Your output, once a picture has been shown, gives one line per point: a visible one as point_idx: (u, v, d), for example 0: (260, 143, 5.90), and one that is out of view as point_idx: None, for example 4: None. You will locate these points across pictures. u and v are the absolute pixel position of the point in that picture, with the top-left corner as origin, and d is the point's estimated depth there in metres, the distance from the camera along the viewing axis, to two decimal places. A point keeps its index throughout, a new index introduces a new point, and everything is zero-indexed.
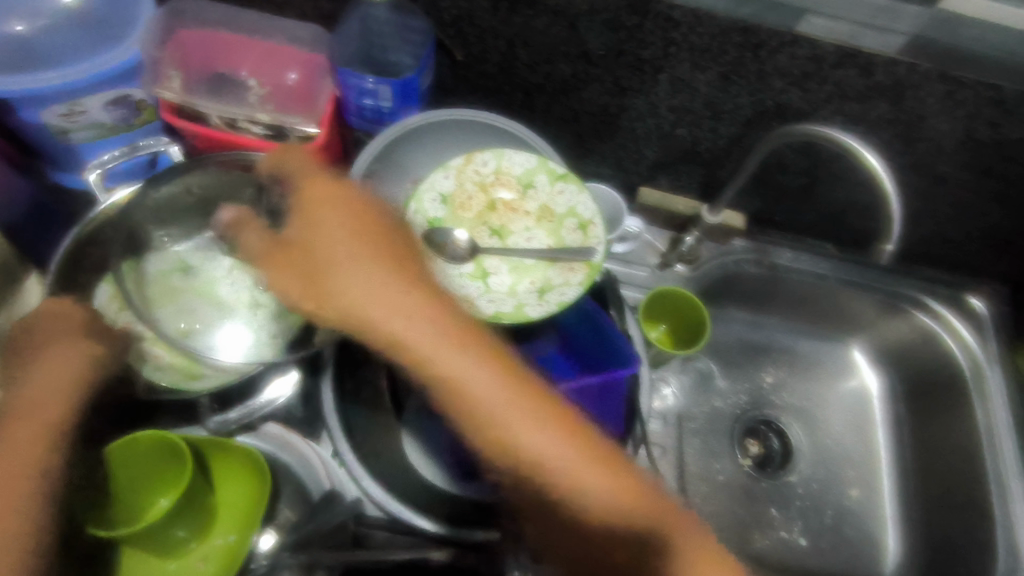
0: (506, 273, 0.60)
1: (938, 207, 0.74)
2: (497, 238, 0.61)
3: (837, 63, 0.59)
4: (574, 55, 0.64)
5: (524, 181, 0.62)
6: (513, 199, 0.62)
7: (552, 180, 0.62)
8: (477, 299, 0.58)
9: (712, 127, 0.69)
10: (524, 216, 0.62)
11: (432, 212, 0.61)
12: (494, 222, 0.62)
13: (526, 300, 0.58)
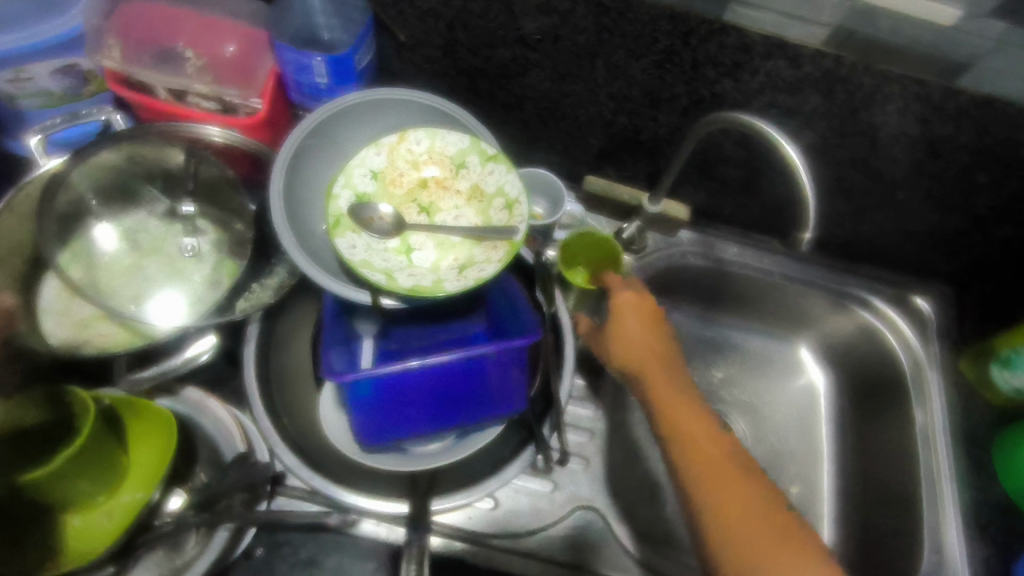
0: (430, 248, 0.61)
1: (879, 206, 0.75)
2: (425, 215, 0.62)
3: (766, 53, 0.61)
4: (513, 40, 0.65)
5: (456, 160, 0.62)
6: (445, 178, 0.62)
7: (483, 160, 0.61)
8: (397, 272, 0.58)
9: (651, 116, 0.69)
10: (454, 195, 0.62)
11: (360, 186, 0.61)
12: (423, 200, 0.62)
13: (445, 276, 0.58)
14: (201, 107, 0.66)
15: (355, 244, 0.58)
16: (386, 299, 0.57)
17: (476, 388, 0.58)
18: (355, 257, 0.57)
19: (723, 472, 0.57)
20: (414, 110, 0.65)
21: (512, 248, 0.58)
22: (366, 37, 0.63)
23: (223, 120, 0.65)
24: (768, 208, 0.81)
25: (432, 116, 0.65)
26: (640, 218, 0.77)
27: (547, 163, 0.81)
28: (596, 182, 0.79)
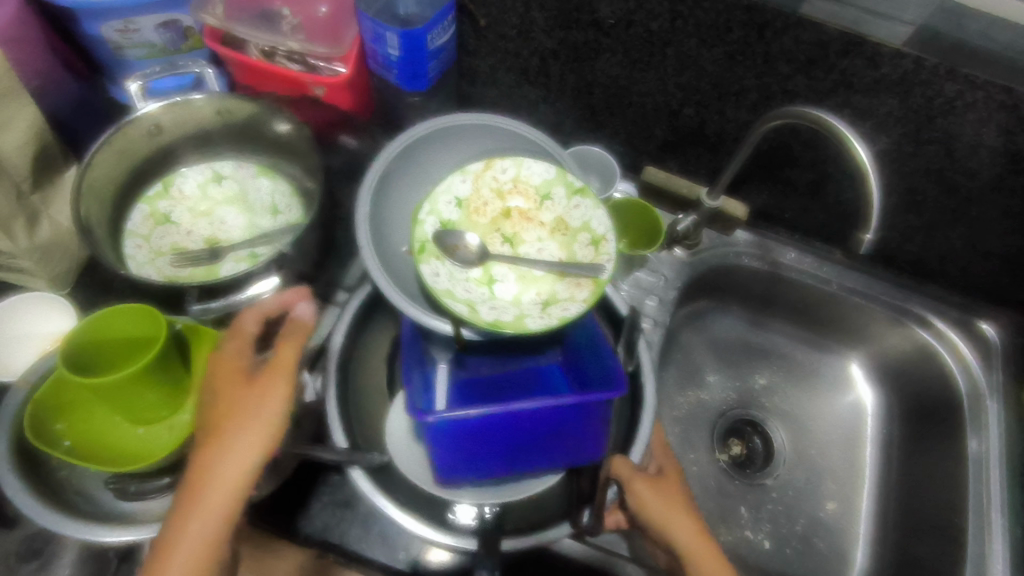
0: (512, 281, 0.62)
1: (951, 222, 0.72)
2: (508, 246, 0.64)
3: (843, 51, 0.59)
4: (586, 23, 0.66)
5: (542, 191, 0.64)
6: (529, 210, 0.65)
7: (569, 194, 0.64)
8: (479, 303, 0.59)
9: (718, 110, 0.70)
10: (538, 227, 0.64)
11: (445, 213, 0.63)
12: (506, 230, 0.64)
13: (527, 311, 0.59)
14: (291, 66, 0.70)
15: (438, 272, 0.60)
16: (467, 330, 0.58)
17: (549, 441, 0.56)
18: (438, 285, 0.59)
19: (696, 531, 0.59)
20: (498, 135, 0.69)
21: (597, 288, 0.59)
22: (444, 18, 0.64)
23: (312, 79, 0.70)
24: (835, 215, 0.78)
25: (520, 142, 0.69)
26: (697, 212, 0.77)
27: (610, 150, 0.82)
28: (656, 174, 0.79)
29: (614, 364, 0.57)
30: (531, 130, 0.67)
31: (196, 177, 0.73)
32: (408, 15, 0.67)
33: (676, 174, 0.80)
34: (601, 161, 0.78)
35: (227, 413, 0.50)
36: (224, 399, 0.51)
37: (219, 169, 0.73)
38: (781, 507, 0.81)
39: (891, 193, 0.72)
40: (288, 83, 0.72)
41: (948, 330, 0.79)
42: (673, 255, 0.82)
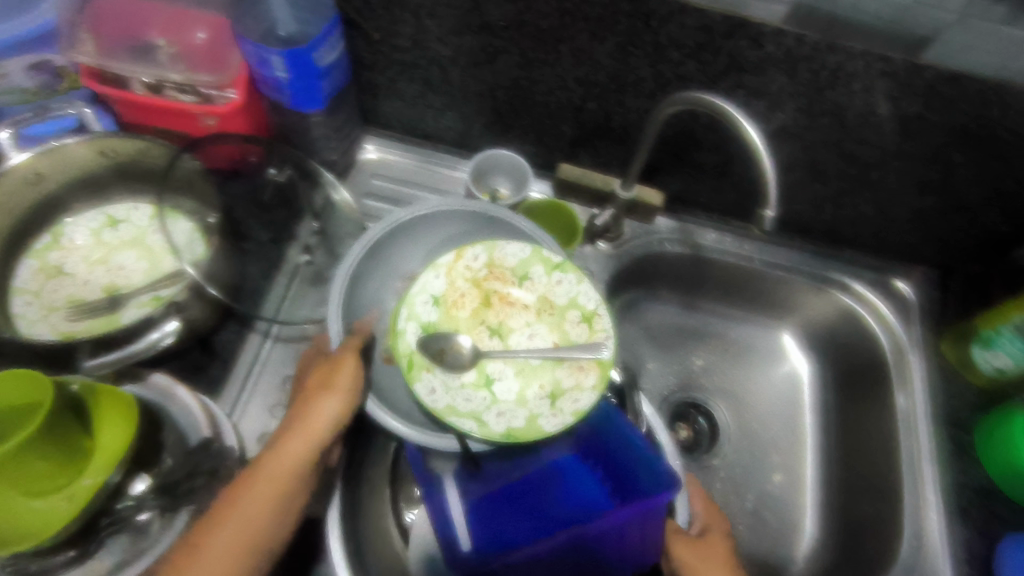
0: (511, 377, 0.61)
1: (856, 189, 0.75)
2: (496, 338, 0.63)
3: (728, 33, 0.60)
4: (478, 27, 0.65)
5: (520, 271, 0.63)
6: (508, 291, 0.63)
7: (548, 270, 0.63)
8: (485, 412, 0.58)
9: (620, 102, 0.70)
10: (522, 310, 0.63)
11: (424, 315, 0.62)
12: (492, 321, 0.63)
13: (537, 410, 0.59)
14: (178, 98, 0.67)
15: (433, 387, 0.59)
16: (476, 444, 0.58)
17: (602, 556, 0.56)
18: (438, 404, 0.58)
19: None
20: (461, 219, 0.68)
21: (602, 370, 0.59)
22: (330, 34, 0.62)
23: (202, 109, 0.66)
24: (748, 193, 0.79)
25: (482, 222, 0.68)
26: (613, 205, 0.77)
27: (523, 152, 0.82)
28: (570, 170, 0.79)
29: (661, 464, 0.54)
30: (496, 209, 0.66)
31: (87, 224, 0.69)
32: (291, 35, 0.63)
33: (590, 170, 0.80)
34: (512, 164, 0.76)
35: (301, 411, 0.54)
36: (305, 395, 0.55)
37: (113, 214, 0.70)
38: (730, 485, 0.81)
39: (795, 168, 0.73)
40: (177, 116, 0.69)
41: (866, 291, 0.82)
42: (597, 249, 0.82)
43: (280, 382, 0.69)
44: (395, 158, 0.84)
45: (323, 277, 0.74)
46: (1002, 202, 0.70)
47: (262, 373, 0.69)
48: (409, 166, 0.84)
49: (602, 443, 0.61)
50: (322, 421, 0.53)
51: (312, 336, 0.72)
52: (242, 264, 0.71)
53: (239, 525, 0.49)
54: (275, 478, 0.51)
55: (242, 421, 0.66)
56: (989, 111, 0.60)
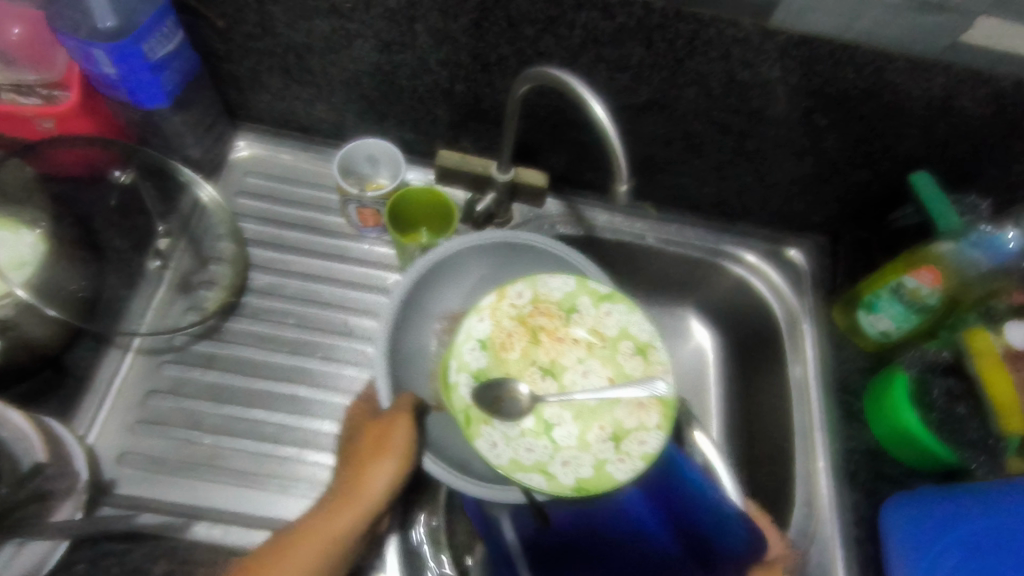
0: (569, 420, 0.52)
1: (736, 160, 0.74)
2: (549, 379, 0.54)
3: (577, 4, 0.57)
4: (325, 10, 0.62)
5: (565, 305, 0.55)
6: (557, 327, 0.54)
7: (596, 302, 0.55)
8: (551, 466, 0.50)
9: (487, 82, 0.68)
10: (573, 346, 0.54)
11: (474, 362, 0.53)
12: (542, 360, 0.54)
13: (603, 457, 0.50)
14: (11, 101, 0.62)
15: (493, 442, 0.51)
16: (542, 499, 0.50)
17: None
18: (502, 463, 0.50)
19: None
20: (488, 253, 0.67)
21: (667, 409, 0.51)
22: (159, 25, 0.58)
23: (39, 111, 0.62)
24: (633, 167, 0.78)
25: (540, 258, 0.66)
26: (494, 189, 0.74)
27: (402, 140, 0.79)
28: (450, 157, 0.76)
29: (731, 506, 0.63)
30: (527, 237, 0.65)
31: None
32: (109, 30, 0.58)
33: (473, 155, 0.78)
34: (388, 155, 0.74)
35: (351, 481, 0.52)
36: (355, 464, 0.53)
37: None
38: None
39: (672, 142, 0.72)
40: (11, 121, 0.64)
41: (758, 262, 0.83)
42: None
43: (144, 396, 0.66)
44: (271, 154, 0.80)
45: (190, 283, 0.71)
46: (875, 165, 0.70)
47: (123, 391, 0.66)
48: (288, 161, 0.80)
49: (666, 483, 0.66)
50: (370, 490, 0.51)
51: (178, 346, 0.68)
52: (98, 275, 0.66)
53: None
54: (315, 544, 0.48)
55: (99, 441, 0.63)
56: (843, 73, 0.60)
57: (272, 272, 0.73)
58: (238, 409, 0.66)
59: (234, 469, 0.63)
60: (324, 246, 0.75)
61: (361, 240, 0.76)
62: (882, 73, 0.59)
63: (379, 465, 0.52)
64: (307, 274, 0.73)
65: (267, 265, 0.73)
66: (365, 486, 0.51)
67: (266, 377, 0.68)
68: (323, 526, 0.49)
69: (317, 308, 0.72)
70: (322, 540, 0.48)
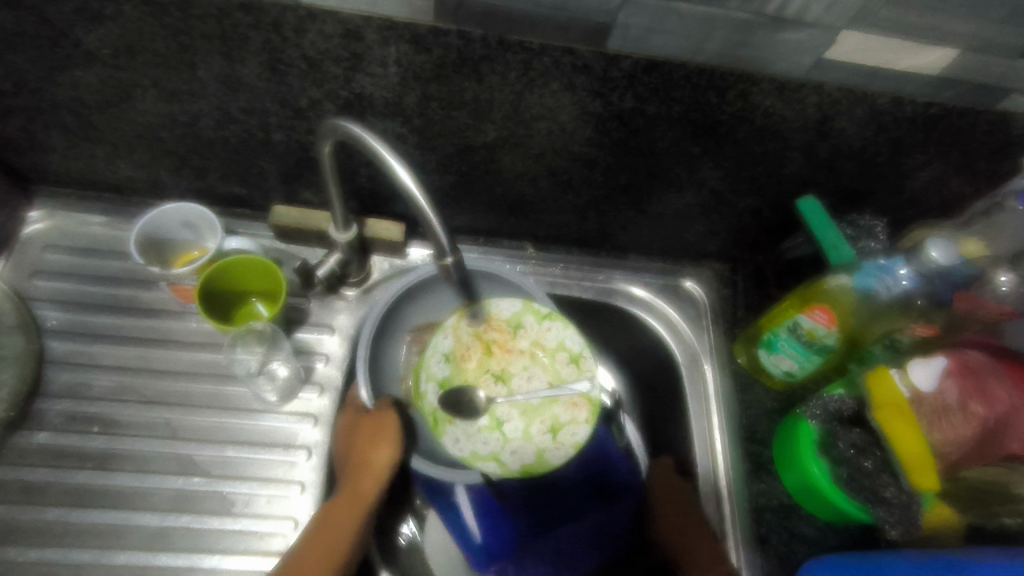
0: (516, 417, 0.60)
1: (613, 193, 0.65)
2: (500, 383, 0.62)
3: (381, 38, 0.47)
4: (81, 57, 0.50)
5: (513, 322, 0.62)
6: (506, 340, 0.62)
7: (539, 319, 0.61)
8: (502, 453, 0.58)
9: (306, 129, 0.57)
10: (519, 356, 0.62)
11: (439, 374, 0.61)
12: (494, 367, 0.62)
13: (543, 446, 0.58)
14: None
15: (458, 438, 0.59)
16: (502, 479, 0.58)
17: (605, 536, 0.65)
18: (461, 453, 0.58)
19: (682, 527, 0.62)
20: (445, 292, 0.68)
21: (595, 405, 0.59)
22: None
23: None
24: (503, 207, 0.68)
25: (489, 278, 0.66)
26: (336, 248, 0.63)
27: (232, 196, 0.67)
28: (286, 213, 0.66)
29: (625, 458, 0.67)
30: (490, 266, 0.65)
31: None
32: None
33: (314, 207, 0.67)
34: (203, 217, 0.62)
35: (359, 464, 0.56)
36: (356, 451, 0.57)
37: None
38: None
39: (537, 180, 0.63)
40: None
41: (651, 298, 0.75)
42: (346, 300, 0.68)
43: None
44: (74, 222, 0.67)
45: None
46: (762, 191, 0.63)
47: None
48: (98, 230, 0.67)
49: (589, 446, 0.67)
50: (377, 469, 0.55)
51: None
52: None
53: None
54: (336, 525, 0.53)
55: None
56: (706, 98, 0.52)
57: (74, 368, 0.61)
58: (24, 545, 0.54)
59: None
60: (139, 330, 0.63)
61: (187, 318, 0.64)
62: (749, 96, 0.51)
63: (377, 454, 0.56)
64: (118, 365, 0.62)
65: (67, 360, 0.61)
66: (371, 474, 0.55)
67: (62, 502, 0.56)
68: (339, 519, 0.53)
69: (130, 408, 0.60)
70: (347, 528, 0.53)
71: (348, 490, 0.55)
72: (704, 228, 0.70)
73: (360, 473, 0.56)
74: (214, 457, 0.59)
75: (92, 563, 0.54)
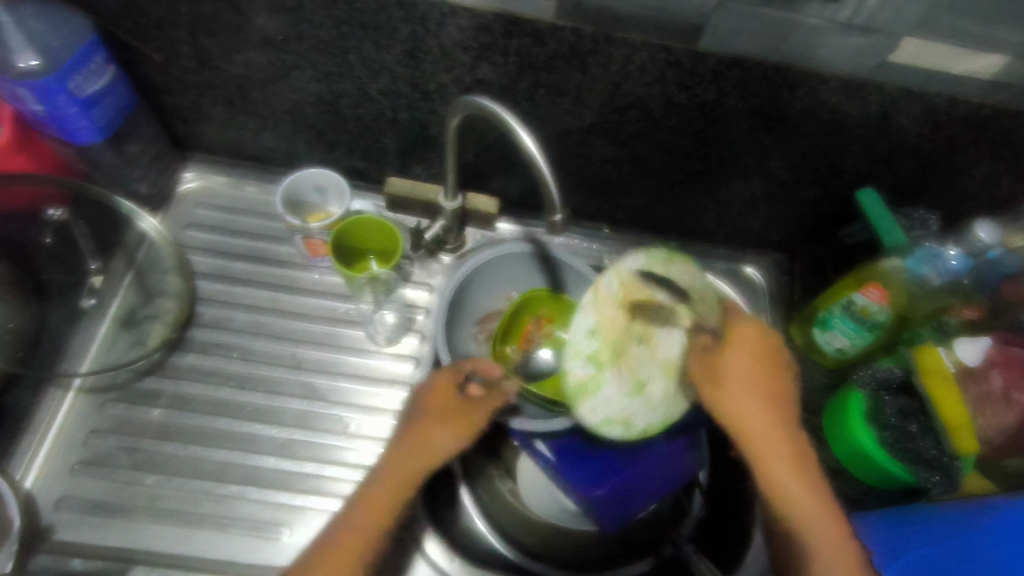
0: (660, 378, 0.53)
1: (688, 178, 0.73)
2: (643, 345, 0.53)
3: (507, 32, 0.57)
4: (259, 42, 0.61)
5: (646, 280, 0.53)
6: (652, 305, 0.53)
7: (665, 263, 0.54)
8: (644, 413, 0.53)
9: (429, 109, 0.67)
10: (666, 315, 0.53)
11: (583, 348, 0.52)
12: (637, 332, 0.52)
13: (684, 399, 0.55)
14: None
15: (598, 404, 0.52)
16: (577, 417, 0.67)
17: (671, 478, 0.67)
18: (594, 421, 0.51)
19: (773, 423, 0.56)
20: (527, 261, 0.79)
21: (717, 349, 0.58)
22: (85, 62, 0.57)
23: None
24: (586, 189, 0.77)
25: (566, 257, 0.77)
26: (442, 215, 0.72)
27: (352, 168, 0.78)
28: (398, 183, 0.76)
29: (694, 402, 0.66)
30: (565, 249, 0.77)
31: None
32: (33, 69, 0.56)
33: (422, 180, 0.78)
34: (333, 181, 0.73)
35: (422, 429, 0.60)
36: (439, 418, 0.60)
37: None
38: None
39: (620, 164, 0.72)
40: None
41: (715, 280, 0.82)
42: (442, 263, 0.78)
43: (80, 440, 0.65)
44: (219, 184, 0.79)
45: (135, 318, 0.70)
46: (823, 182, 0.70)
47: (63, 431, 0.65)
48: (239, 193, 0.79)
49: None
50: (433, 451, 0.59)
51: (121, 384, 0.67)
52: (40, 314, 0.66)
53: (359, 531, 0.56)
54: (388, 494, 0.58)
55: (38, 484, 0.63)
56: (779, 93, 0.60)
57: (219, 304, 0.72)
58: (179, 445, 0.65)
59: (170, 512, 0.62)
60: (272, 277, 0.74)
61: (310, 269, 0.75)
62: (818, 92, 0.59)
63: (454, 424, 0.60)
64: (255, 304, 0.73)
65: (214, 297, 0.73)
66: (435, 442, 0.59)
67: (209, 411, 0.67)
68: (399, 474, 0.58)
69: (265, 340, 0.71)
70: (403, 485, 0.58)
71: (407, 448, 0.59)
72: (766, 216, 0.77)
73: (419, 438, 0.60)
74: (332, 386, 0.69)
75: (234, 462, 0.65)
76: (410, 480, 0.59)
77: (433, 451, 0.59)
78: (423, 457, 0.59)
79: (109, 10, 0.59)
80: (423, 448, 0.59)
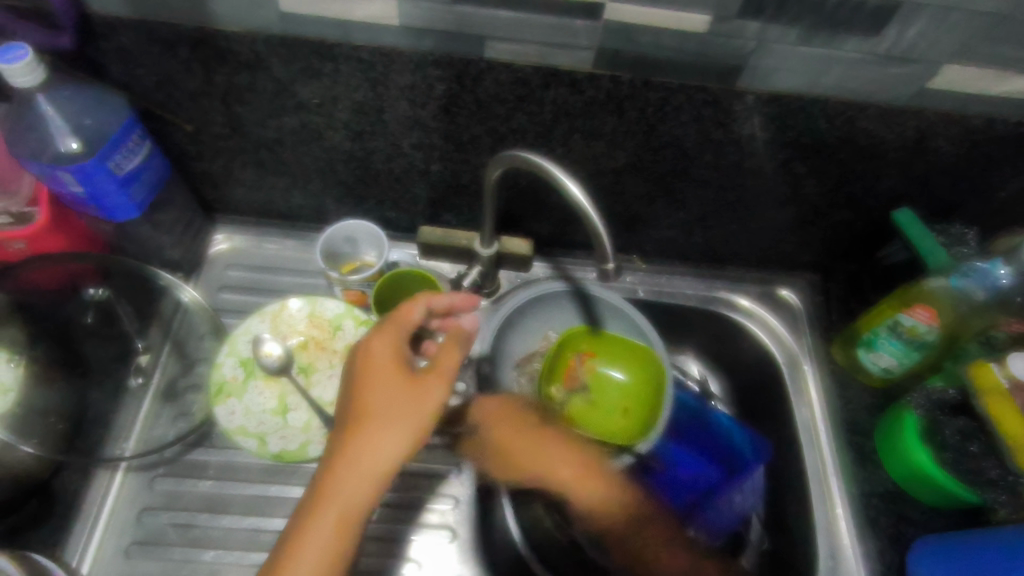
0: (304, 407, 0.67)
1: (723, 207, 0.72)
2: (303, 374, 0.69)
3: (544, 83, 0.57)
4: (292, 107, 0.61)
5: (334, 324, 0.71)
6: (325, 340, 0.70)
7: (357, 325, 0.71)
8: (269, 435, 0.65)
9: (462, 160, 0.67)
10: (331, 354, 0.70)
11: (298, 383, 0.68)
12: (302, 360, 0.70)
13: (313, 438, 0.65)
14: None
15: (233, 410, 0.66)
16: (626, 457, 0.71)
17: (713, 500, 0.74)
18: (231, 424, 0.65)
19: None
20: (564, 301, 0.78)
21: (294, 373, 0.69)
22: (124, 141, 0.58)
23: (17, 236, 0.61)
24: (619, 225, 0.77)
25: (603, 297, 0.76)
26: (478, 262, 0.72)
27: (382, 219, 0.77)
28: (431, 232, 0.77)
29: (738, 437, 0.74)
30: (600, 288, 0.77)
31: None
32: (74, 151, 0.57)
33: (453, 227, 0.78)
34: (367, 233, 0.73)
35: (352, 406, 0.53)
36: (352, 396, 0.54)
37: None
38: None
39: (653, 200, 0.72)
40: None
41: (752, 306, 0.81)
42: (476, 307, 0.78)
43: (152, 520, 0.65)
44: (248, 245, 0.78)
45: (176, 389, 0.69)
46: (857, 205, 0.70)
47: (112, 512, 0.64)
48: (269, 253, 0.78)
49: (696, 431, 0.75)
50: (380, 441, 0.52)
51: (168, 458, 0.66)
52: (81, 392, 0.65)
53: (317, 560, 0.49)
54: (344, 508, 0.50)
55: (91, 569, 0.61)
56: (817, 124, 0.60)
57: None
58: (233, 518, 0.64)
59: None
60: None
61: None
62: (856, 120, 0.59)
63: (420, 404, 0.53)
64: None
65: None
66: (389, 430, 0.52)
67: (263, 480, 0.66)
68: (356, 476, 0.51)
69: None
70: (364, 485, 0.51)
71: (345, 430, 0.52)
72: (801, 237, 0.76)
73: (357, 423, 0.52)
74: None
75: None
76: (369, 487, 0.51)
77: (382, 446, 0.52)
78: (368, 466, 0.51)
79: (143, 86, 0.59)
80: (357, 447, 0.51)
